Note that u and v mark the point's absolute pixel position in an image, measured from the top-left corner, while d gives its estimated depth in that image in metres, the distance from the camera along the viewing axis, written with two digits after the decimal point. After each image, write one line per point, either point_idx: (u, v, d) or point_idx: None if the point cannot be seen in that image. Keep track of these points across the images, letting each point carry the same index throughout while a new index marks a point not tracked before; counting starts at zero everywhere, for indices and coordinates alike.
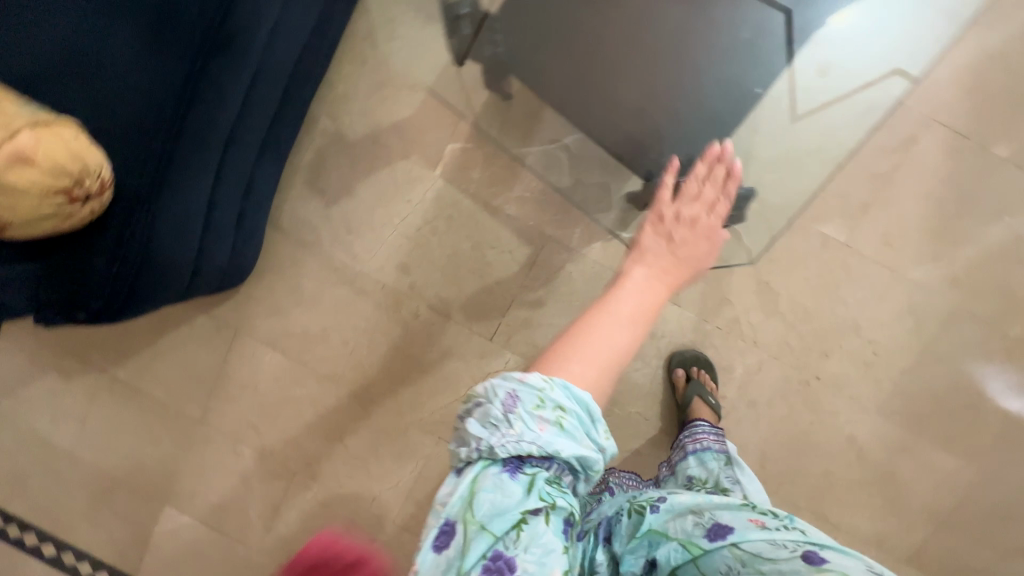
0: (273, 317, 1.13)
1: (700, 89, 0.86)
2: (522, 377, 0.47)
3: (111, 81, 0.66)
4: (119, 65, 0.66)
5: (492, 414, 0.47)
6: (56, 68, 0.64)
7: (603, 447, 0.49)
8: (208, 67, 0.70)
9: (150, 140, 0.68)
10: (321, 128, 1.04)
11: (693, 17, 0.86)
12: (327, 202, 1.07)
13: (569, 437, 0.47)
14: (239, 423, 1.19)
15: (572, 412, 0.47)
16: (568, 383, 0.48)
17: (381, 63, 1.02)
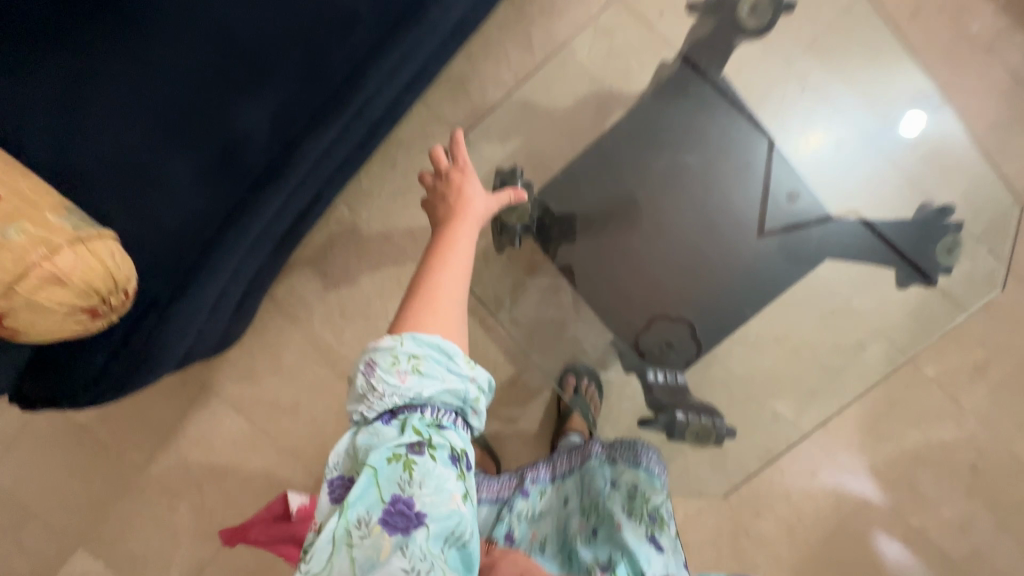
0: (246, 381, 1.12)
1: (681, 227, 1.00)
2: (377, 343, 0.54)
3: (159, 197, 0.65)
4: (172, 184, 0.66)
5: (360, 381, 0.54)
6: (102, 173, 0.63)
7: (468, 376, 0.56)
8: (260, 196, 0.72)
9: (185, 253, 0.69)
10: (337, 216, 1.06)
11: (693, 169, 1.00)
12: (327, 285, 1.08)
13: (428, 376, 0.53)
14: (183, 477, 1.16)
15: (425, 356, 0.53)
16: (416, 334, 0.54)
17: (410, 169, 1.05)
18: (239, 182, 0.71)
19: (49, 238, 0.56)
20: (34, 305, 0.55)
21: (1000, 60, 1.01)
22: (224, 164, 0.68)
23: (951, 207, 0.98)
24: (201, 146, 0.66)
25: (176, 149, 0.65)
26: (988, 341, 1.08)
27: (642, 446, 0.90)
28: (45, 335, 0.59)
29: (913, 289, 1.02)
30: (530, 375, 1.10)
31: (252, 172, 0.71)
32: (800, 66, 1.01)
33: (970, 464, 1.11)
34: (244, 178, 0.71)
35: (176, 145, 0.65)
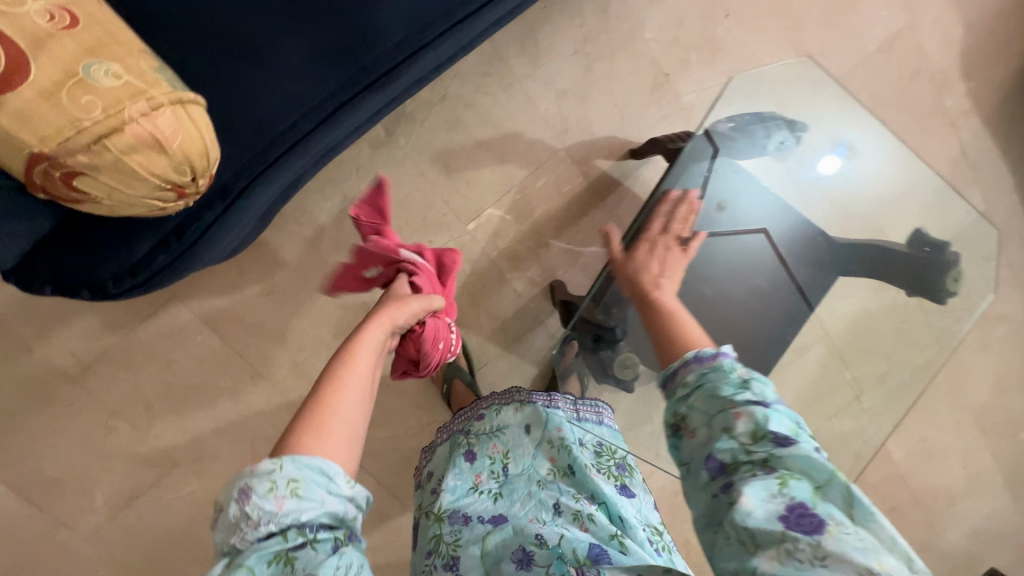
0: (228, 297, 1.00)
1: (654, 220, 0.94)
2: (253, 467, 0.42)
3: (254, 69, 0.56)
4: (272, 58, 0.57)
5: (232, 512, 0.41)
6: (203, 28, 0.55)
7: (350, 497, 0.45)
8: (356, 96, 0.61)
9: (262, 143, 0.57)
10: (371, 136, 0.98)
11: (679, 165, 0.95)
12: (344, 208, 1.00)
13: (309, 499, 0.42)
14: (129, 394, 1.01)
15: (307, 479, 0.43)
16: (297, 456, 0.44)
17: (459, 103, 0.99)
18: (340, 86, 0.60)
19: (147, 90, 0.46)
20: (120, 168, 0.45)
21: (961, 134, 1.21)
22: (331, 60, 0.58)
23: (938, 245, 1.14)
24: (313, 23, 0.58)
25: (286, 20, 0.57)
26: None
27: (598, 404, 0.89)
28: (113, 207, 0.48)
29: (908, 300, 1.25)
30: (535, 333, 1.13)
31: (356, 65, 0.60)
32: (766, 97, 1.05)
33: None
34: (346, 70, 0.59)
35: (288, 27, 0.57)
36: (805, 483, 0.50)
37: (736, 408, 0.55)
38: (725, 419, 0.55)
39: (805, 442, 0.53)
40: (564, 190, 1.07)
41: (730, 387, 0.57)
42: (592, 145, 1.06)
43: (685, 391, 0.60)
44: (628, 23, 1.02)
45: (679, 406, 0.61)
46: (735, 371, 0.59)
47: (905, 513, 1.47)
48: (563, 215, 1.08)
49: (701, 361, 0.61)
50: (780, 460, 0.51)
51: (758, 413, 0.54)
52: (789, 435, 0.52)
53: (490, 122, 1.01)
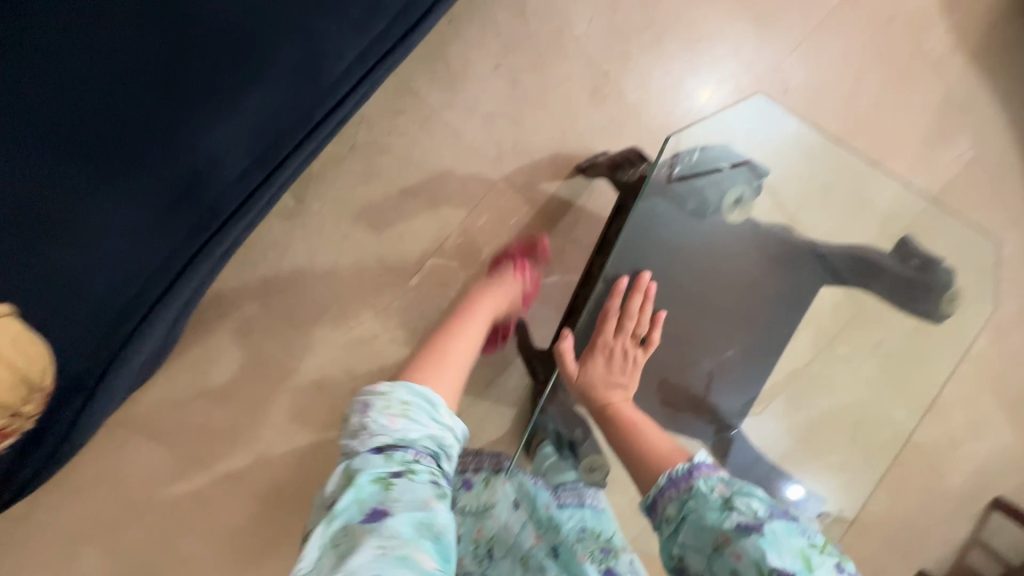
0: (165, 402, 0.93)
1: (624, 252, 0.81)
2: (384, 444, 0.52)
3: (50, 262, 0.44)
4: (72, 243, 0.45)
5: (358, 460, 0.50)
6: None
7: (449, 426, 0.58)
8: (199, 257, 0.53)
9: (99, 347, 0.48)
10: (279, 206, 0.85)
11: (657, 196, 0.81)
12: (268, 290, 0.89)
13: (414, 421, 0.55)
14: (85, 518, 0.95)
15: (414, 403, 0.56)
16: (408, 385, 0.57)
17: (374, 150, 0.86)
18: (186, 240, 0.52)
19: None
20: None
21: (946, 76, 1.08)
22: (164, 218, 0.49)
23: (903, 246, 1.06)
24: (125, 192, 0.47)
25: (90, 191, 0.46)
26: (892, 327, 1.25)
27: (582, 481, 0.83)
28: None
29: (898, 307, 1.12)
30: (508, 377, 1.03)
31: (192, 221, 0.52)
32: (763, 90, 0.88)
33: None
34: (184, 231, 0.51)
35: (90, 193, 0.46)
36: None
37: (730, 546, 0.46)
38: (724, 561, 0.46)
39: (821, 569, 0.44)
40: (510, 224, 0.95)
41: (715, 514, 0.49)
42: (534, 169, 0.93)
43: (672, 527, 0.53)
44: (554, 21, 0.87)
45: (669, 545, 0.53)
46: (714, 490, 0.51)
47: (909, 467, 1.46)
48: (514, 250, 0.96)
49: (677, 482, 0.54)
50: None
51: (755, 552, 0.45)
52: (797, 571, 0.43)
53: (415, 164, 0.88)
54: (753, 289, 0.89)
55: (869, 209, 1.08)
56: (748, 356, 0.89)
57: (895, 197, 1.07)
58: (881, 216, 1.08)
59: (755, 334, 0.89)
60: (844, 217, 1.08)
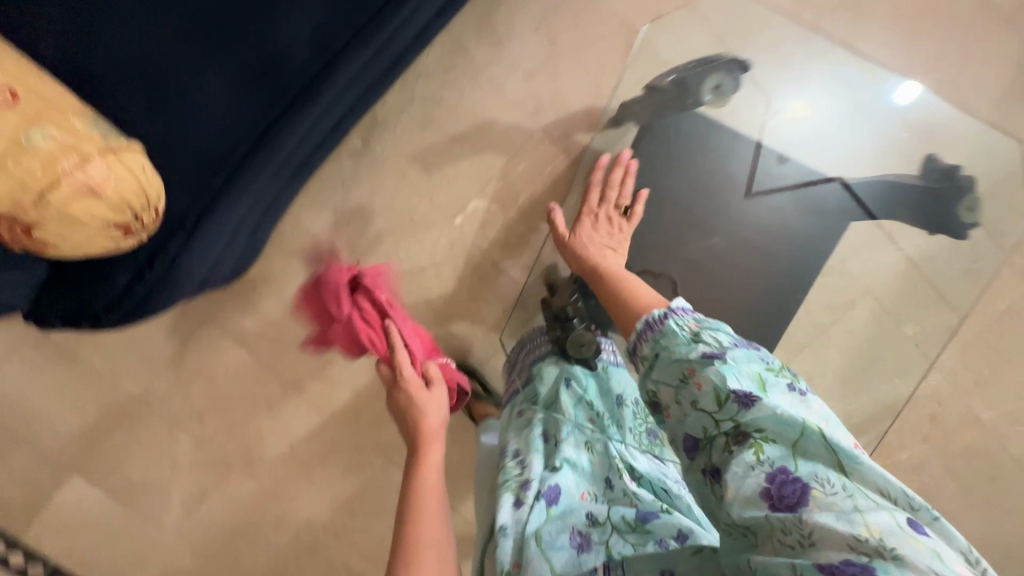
0: (249, 313, 1.10)
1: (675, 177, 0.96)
2: None
3: (184, 107, 0.61)
4: (201, 97, 0.62)
5: None
6: (131, 75, 0.59)
7: None
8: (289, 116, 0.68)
9: (212, 175, 0.65)
10: (350, 147, 1.02)
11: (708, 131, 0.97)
12: (336, 220, 1.05)
13: None
14: (183, 407, 1.15)
15: None
16: None
17: (429, 101, 1.00)
18: (266, 107, 0.66)
19: (79, 146, 0.52)
20: (68, 218, 0.52)
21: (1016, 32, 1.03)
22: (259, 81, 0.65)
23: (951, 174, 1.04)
24: (235, 61, 0.63)
25: (213, 60, 0.62)
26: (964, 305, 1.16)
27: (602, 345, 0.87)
28: (77, 251, 0.56)
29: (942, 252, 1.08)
30: None
31: (284, 89, 0.67)
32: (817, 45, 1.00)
33: (929, 414, 1.23)
34: (276, 94, 0.66)
35: (202, 57, 0.61)
36: (782, 442, 0.47)
37: (696, 376, 0.52)
38: (689, 391, 0.53)
39: (774, 389, 0.50)
40: (546, 171, 1.04)
41: (683, 348, 0.55)
42: (569, 120, 1.02)
43: (648, 366, 0.59)
44: None
45: (646, 388, 0.59)
46: (686, 329, 0.56)
47: (1009, 483, 1.27)
48: (548, 196, 1.04)
49: (652, 327, 0.59)
50: (751, 425, 0.48)
51: (717, 379, 0.50)
52: (753, 389, 0.49)
53: (463, 113, 1.01)
54: (738, 196, 0.97)
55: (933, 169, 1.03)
56: (729, 250, 0.96)
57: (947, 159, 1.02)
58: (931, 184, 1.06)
59: (740, 233, 0.96)
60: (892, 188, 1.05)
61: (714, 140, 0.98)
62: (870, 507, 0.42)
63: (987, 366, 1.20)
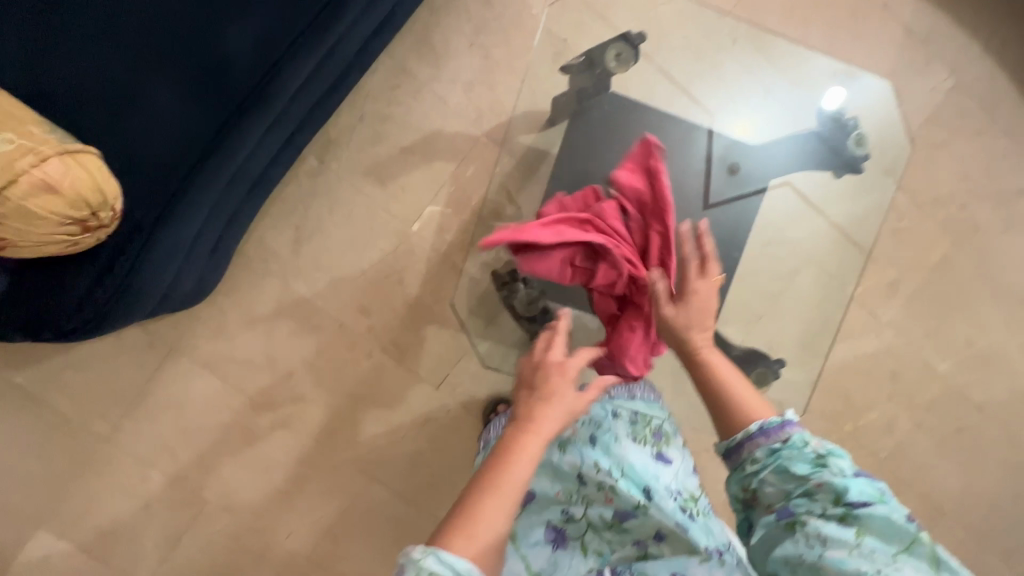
0: (219, 339, 1.12)
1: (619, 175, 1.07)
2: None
3: (137, 116, 0.65)
4: (152, 106, 0.66)
5: None
6: (85, 90, 0.63)
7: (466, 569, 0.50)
8: (237, 122, 0.73)
9: (167, 178, 0.69)
10: (307, 167, 1.08)
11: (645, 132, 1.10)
12: (298, 237, 1.10)
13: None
14: (154, 443, 1.13)
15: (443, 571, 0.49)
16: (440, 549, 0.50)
17: (378, 118, 1.08)
18: (213, 116, 0.71)
19: (36, 147, 0.56)
20: (25, 213, 0.56)
21: (893, 16, 1.16)
22: (208, 91, 0.69)
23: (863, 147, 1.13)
24: (183, 73, 0.67)
25: (162, 73, 0.66)
26: (899, 262, 1.23)
27: (631, 382, 0.88)
28: (36, 248, 0.60)
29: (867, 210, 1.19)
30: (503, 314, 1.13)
31: (231, 98, 0.71)
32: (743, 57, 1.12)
33: (890, 370, 1.28)
34: (224, 103, 0.71)
35: (150, 70, 0.65)
36: (884, 542, 0.54)
37: (816, 483, 0.58)
38: (809, 493, 0.58)
39: (893, 506, 0.56)
40: (494, 172, 1.11)
41: (806, 466, 0.59)
42: (509, 124, 1.10)
43: (754, 468, 0.63)
44: (515, 4, 1.08)
45: (747, 481, 0.63)
46: (809, 445, 0.60)
47: (974, 430, 1.32)
48: (499, 195, 1.11)
49: (767, 434, 0.62)
50: (856, 519, 0.56)
51: (839, 485, 0.57)
52: (874, 501, 0.56)
53: (410, 126, 1.09)
54: (672, 182, 1.11)
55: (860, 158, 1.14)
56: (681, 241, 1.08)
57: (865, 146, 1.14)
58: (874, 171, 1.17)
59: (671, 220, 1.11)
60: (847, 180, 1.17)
61: (647, 131, 1.10)
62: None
63: (933, 318, 1.26)
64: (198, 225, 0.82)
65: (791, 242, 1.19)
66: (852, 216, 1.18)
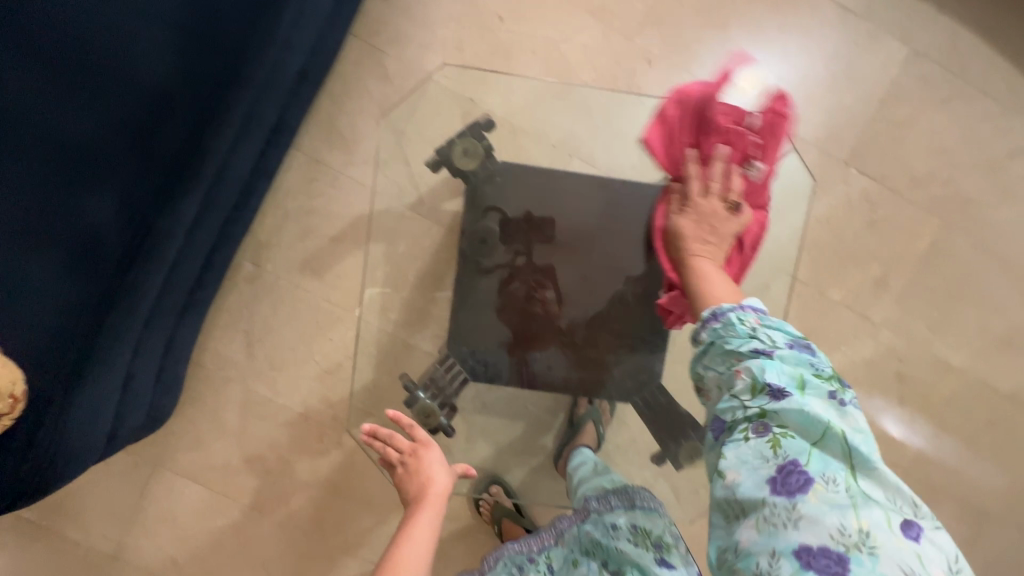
0: (195, 449, 1.16)
1: (577, 188, 1.03)
2: None
3: (18, 305, 0.65)
4: (34, 293, 0.66)
5: None
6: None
7: None
8: (129, 278, 0.77)
9: (67, 349, 0.72)
10: (244, 274, 1.10)
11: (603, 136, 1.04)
12: (249, 342, 1.12)
13: None
14: (155, 556, 1.18)
15: None
16: None
17: (302, 215, 1.09)
18: (100, 277, 0.73)
19: None
20: None
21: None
22: (86, 264, 0.71)
23: (825, 137, 1.09)
24: (57, 254, 0.67)
25: (34, 263, 0.66)
26: (883, 255, 1.12)
27: (635, 491, 0.86)
28: None
29: (837, 203, 1.11)
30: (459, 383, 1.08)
31: (111, 261, 0.74)
32: (720, 44, 1.07)
33: (897, 372, 1.16)
34: (105, 269, 0.73)
35: (21, 256, 0.65)
36: (802, 440, 0.46)
37: (741, 364, 0.52)
38: (729, 376, 0.52)
39: (812, 391, 0.48)
40: (425, 245, 1.09)
41: (737, 341, 0.53)
42: (431, 193, 1.07)
43: (700, 350, 0.57)
44: (414, 75, 1.06)
45: (696, 366, 0.57)
46: (745, 322, 0.54)
47: (1008, 421, 1.18)
48: (434, 266, 1.09)
49: (712, 322, 0.56)
50: (776, 416, 0.47)
51: (757, 368, 0.49)
52: (790, 385, 0.48)
53: (334, 216, 1.09)
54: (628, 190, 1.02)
55: (840, 141, 1.09)
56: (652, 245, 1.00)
57: (843, 134, 1.09)
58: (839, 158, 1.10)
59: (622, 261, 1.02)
60: (818, 163, 1.10)
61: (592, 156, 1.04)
62: (866, 506, 0.43)
63: (935, 309, 1.14)
64: (124, 370, 0.83)
65: (766, 248, 1.06)
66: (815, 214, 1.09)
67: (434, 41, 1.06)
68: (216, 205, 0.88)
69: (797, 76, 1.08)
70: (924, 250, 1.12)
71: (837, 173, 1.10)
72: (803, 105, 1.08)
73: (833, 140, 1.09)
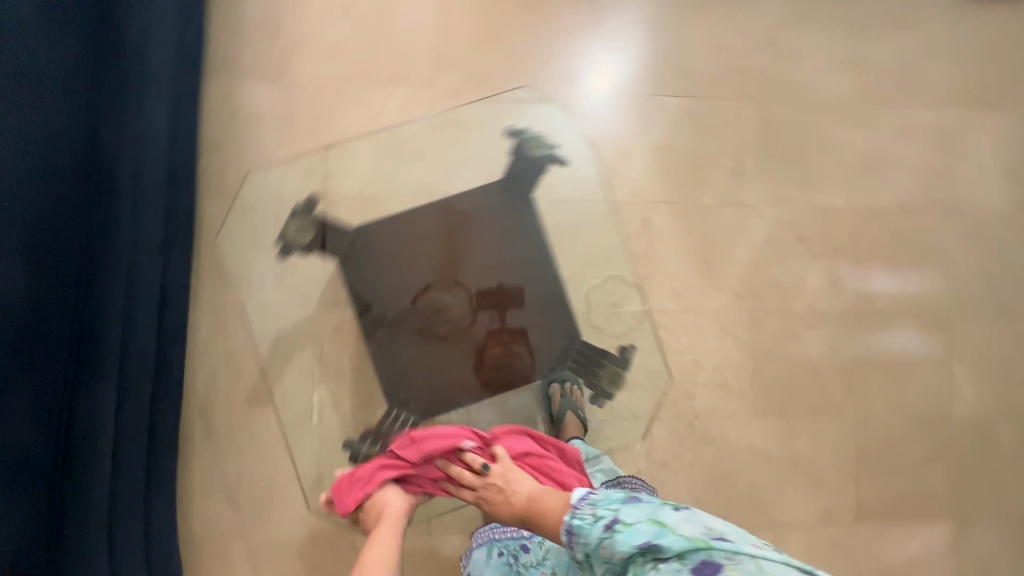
0: None
1: (455, 215, 1.12)
2: None
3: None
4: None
5: None
6: None
7: None
8: (68, 479, 0.87)
9: (36, 555, 0.84)
10: (197, 435, 1.14)
11: (454, 164, 1.15)
12: (229, 495, 1.14)
13: None
14: None
15: None
16: None
17: (227, 357, 1.15)
18: (38, 485, 0.83)
19: None
20: None
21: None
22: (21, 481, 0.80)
23: (627, 84, 1.24)
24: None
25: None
26: (727, 150, 1.24)
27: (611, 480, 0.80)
28: None
29: (668, 127, 1.24)
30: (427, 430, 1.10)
31: (44, 466, 0.83)
32: (511, 53, 1.23)
33: (796, 236, 1.25)
34: (38, 477, 0.83)
35: None
36: (682, 551, 0.51)
37: (612, 549, 0.56)
38: (615, 563, 0.56)
39: (669, 520, 0.55)
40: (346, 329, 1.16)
41: (591, 529, 0.59)
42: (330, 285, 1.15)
43: (584, 561, 0.60)
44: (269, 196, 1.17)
45: (587, 565, 0.60)
46: (596, 515, 0.60)
47: (907, 230, 1.29)
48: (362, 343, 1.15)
49: (571, 532, 0.61)
50: (663, 556, 0.52)
51: (624, 543, 0.55)
52: (653, 532, 0.54)
53: (255, 345, 1.15)
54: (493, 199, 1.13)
55: (641, 81, 1.24)
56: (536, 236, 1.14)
57: (640, 74, 1.24)
58: (650, 93, 1.24)
59: (506, 261, 1.12)
60: (631, 108, 1.24)
61: (450, 183, 1.14)
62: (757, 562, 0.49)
63: (794, 171, 1.26)
64: (106, 552, 0.91)
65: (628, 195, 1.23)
66: (656, 145, 1.24)
67: (280, 141, 1.18)
68: (132, 370, 0.95)
69: (580, 49, 1.24)
70: (755, 130, 1.25)
71: (653, 106, 1.24)
72: (597, 68, 1.24)
73: (636, 82, 1.24)
